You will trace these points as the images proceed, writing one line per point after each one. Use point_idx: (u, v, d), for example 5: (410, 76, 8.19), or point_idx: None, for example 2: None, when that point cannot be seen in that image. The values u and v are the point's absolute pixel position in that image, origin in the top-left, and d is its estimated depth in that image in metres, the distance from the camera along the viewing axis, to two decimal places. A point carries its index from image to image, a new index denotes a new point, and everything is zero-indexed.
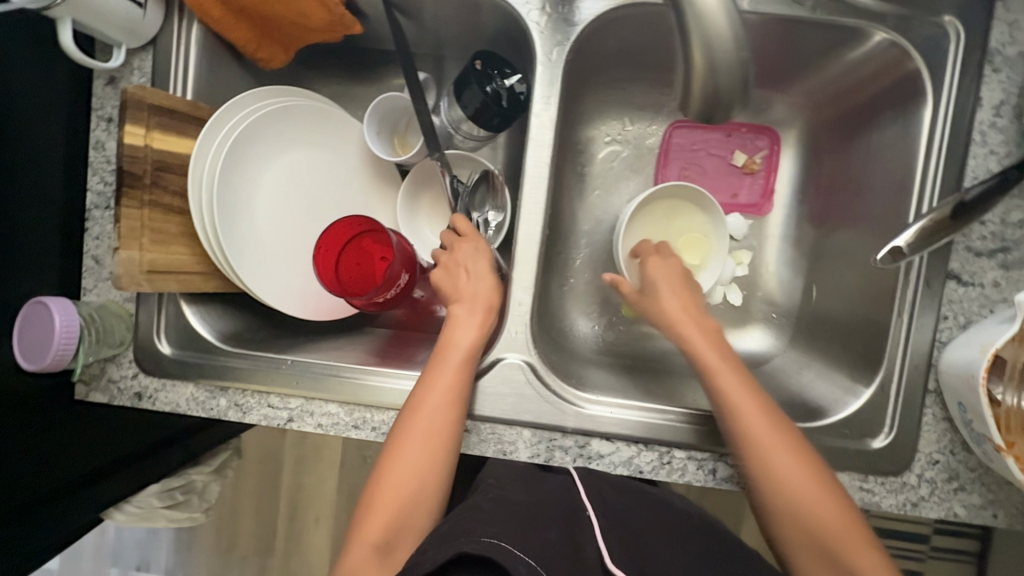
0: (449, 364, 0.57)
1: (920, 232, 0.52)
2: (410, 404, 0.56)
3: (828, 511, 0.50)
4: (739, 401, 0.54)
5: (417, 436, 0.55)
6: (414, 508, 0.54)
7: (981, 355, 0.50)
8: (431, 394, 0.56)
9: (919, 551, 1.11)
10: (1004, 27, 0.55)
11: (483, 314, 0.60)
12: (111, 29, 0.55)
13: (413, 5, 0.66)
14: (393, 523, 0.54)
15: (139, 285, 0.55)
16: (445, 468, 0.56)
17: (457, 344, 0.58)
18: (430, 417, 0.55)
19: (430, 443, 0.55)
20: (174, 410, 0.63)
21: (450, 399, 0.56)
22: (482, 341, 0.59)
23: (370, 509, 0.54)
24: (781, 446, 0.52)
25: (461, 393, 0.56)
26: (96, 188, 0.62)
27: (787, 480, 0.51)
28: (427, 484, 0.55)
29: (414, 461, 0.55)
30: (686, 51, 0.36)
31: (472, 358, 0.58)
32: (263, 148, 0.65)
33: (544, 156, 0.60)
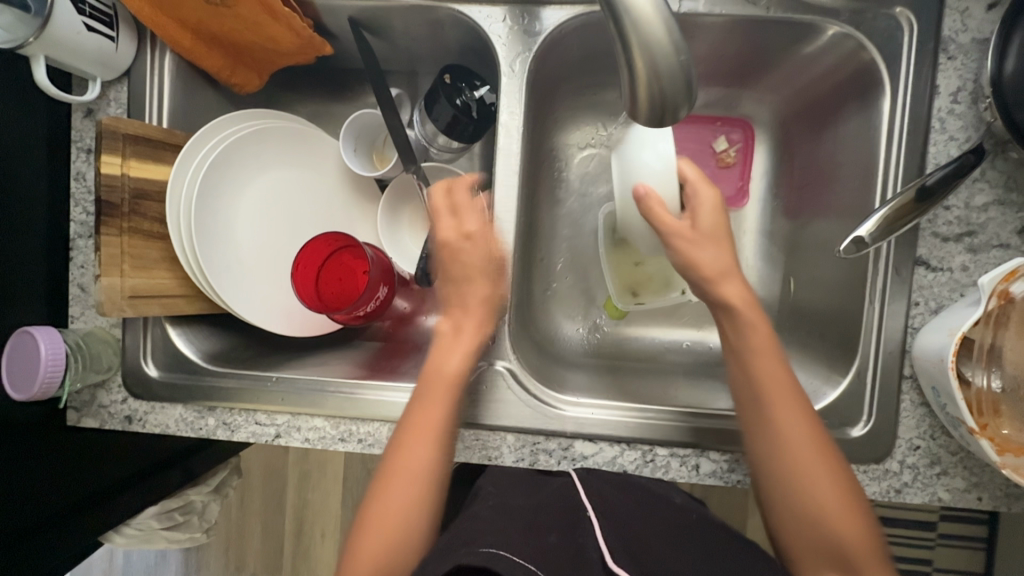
0: (439, 384, 0.57)
1: (883, 221, 0.53)
2: (401, 426, 0.57)
3: (832, 486, 0.52)
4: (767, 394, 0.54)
5: (410, 457, 0.55)
6: (410, 522, 0.55)
7: (949, 338, 0.50)
8: (422, 415, 0.56)
9: (927, 539, 1.10)
10: (956, 15, 0.56)
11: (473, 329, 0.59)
12: (85, 63, 0.57)
13: (380, 25, 0.67)
14: (393, 540, 0.54)
15: (122, 311, 0.56)
16: (438, 487, 0.56)
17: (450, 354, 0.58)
18: (421, 438, 0.55)
19: (422, 464, 0.55)
20: (164, 432, 0.64)
21: (446, 413, 0.56)
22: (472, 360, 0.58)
23: (371, 525, 0.55)
24: (805, 433, 0.53)
25: (451, 412, 0.57)
26: (78, 218, 0.63)
27: (799, 457, 0.52)
28: (422, 502, 0.55)
29: (408, 476, 0.55)
30: (628, 60, 0.37)
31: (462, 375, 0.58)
32: (241, 171, 0.67)
33: (512, 164, 0.61)
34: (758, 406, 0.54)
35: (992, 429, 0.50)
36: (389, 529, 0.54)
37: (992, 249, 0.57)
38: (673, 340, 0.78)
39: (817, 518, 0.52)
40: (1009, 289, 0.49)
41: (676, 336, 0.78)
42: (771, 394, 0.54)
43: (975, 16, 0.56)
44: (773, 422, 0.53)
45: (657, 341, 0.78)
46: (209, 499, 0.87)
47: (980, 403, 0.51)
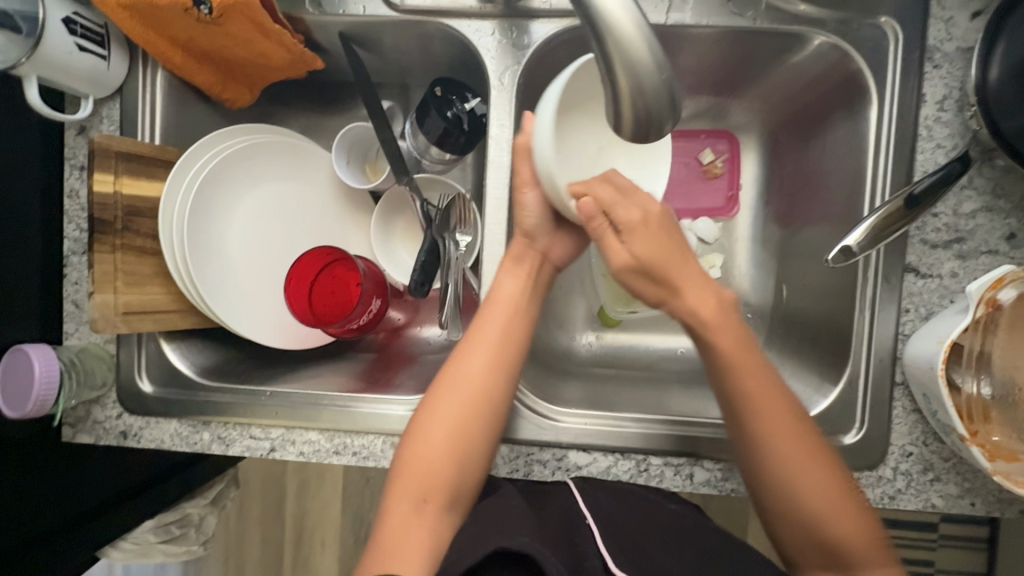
0: (492, 322, 0.59)
1: (871, 230, 0.53)
2: (450, 365, 0.58)
3: (829, 491, 0.51)
4: (745, 402, 0.53)
5: (453, 394, 0.56)
6: (443, 465, 0.55)
7: (938, 346, 0.51)
8: (473, 351, 0.58)
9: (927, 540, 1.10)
10: (940, 24, 0.57)
11: (529, 268, 0.61)
12: (77, 82, 0.58)
13: (371, 40, 0.67)
14: (426, 482, 0.54)
15: (115, 327, 0.56)
16: (482, 430, 0.56)
17: (503, 296, 0.59)
18: (468, 375, 0.57)
19: (466, 402, 0.56)
20: (160, 446, 0.64)
21: (498, 355, 0.57)
22: (525, 299, 0.60)
23: (404, 472, 0.55)
24: (791, 439, 0.52)
25: (504, 349, 0.58)
26: (72, 235, 0.63)
27: (789, 465, 0.52)
28: (462, 444, 0.55)
29: (452, 416, 0.56)
30: (612, 77, 0.37)
31: (517, 313, 0.59)
32: (235, 186, 0.67)
33: (503, 176, 0.62)
34: (735, 407, 0.54)
35: (983, 436, 0.51)
36: (423, 470, 0.55)
37: (982, 255, 0.57)
38: (667, 348, 0.78)
39: (812, 517, 0.51)
40: (997, 297, 0.49)
41: (671, 344, 0.78)
42: (755, 394, 0.53)
43: (960, 25, 0.57)
44: (756, 427, 0.53)
45: (652, 349, 0.78)
46: (206, 511, 0.87)
47: (972, 410, 0.51)
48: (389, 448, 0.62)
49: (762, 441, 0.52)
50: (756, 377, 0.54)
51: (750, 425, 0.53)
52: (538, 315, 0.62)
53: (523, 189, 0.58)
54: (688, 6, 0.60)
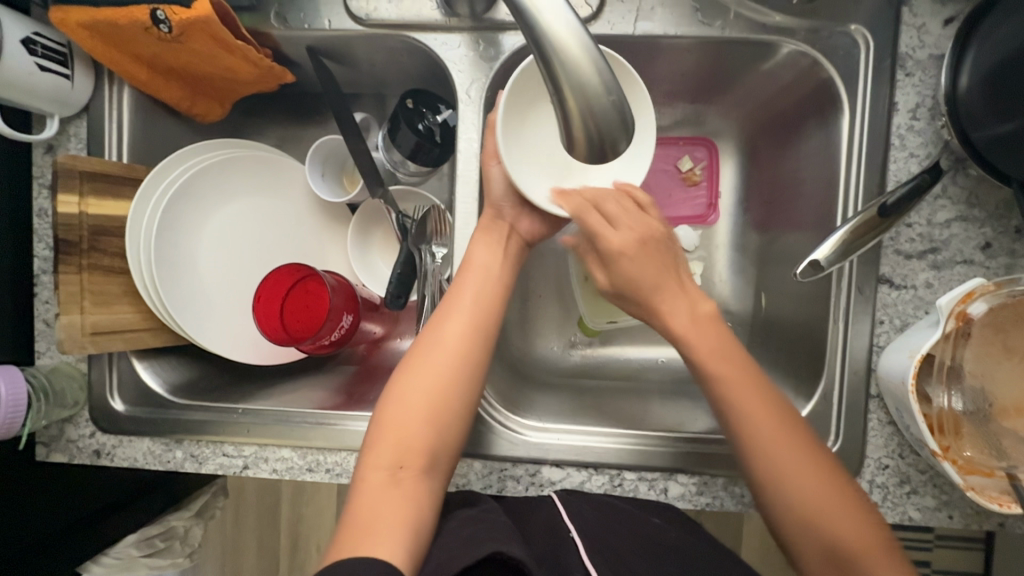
0: (470, 284, 0.57)
1: (841, 243, 0.52)
2: (426, 330, 0.56)
3: (803, 458, 0.48)
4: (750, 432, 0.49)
5: (428, 358, 0.54)
6: (420, 431, 0.52)
7: (909, 360, 0.50)
8: (450, 317, 0.56)
9: (925, 540, 1.06)
10: (912, 31, 0.56)
11: (501, 234, 0.59)
12: (42, 102, 0.57)
13: (341, 53, 0.67)
14: (403, 449, 0.52)
15: (83, 348, 0.56)
16: (460, 396, 0.54)
17: (476, 261, 0.58)
18: (444, 342, 0.55)
19: (442, 368, 0.54)
20: (133, 465, 0.64)
21: (477, 318, 0.56)
22: (500, 266, 0.58)
23: (379, 440, 0.52)
24: (744, 390, 0.50)
25: (480, 316, 0.56)
26: (42, 254, 0.63)
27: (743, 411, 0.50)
28: (440, 410, 0.53)
29: (426, 383, 0.54)
30: (560, 99, 0.37)
31: (492, 280, 0.57)
32: (205, 202, 0.67)
33: (472, 190, 0.61)
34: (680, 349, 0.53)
35: (954, 451, 0.50)
36: (399, 437, 0.52)
37: (957, 265, 0.56)
38: (647, 358, 0.78)
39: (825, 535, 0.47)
40: (968, 311, 0.49)
41: (651, 353, 0.78)
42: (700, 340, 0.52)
43: (931, 32, 0.56)
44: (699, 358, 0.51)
45: (633, 359, 0.78)
46: (192, 523, 0.87)
47: (943, 423, 0.51)
48: None
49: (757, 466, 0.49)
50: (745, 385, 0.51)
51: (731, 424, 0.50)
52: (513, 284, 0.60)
53: (490, 160, 0.58)
54: (657, 15, 0.59)
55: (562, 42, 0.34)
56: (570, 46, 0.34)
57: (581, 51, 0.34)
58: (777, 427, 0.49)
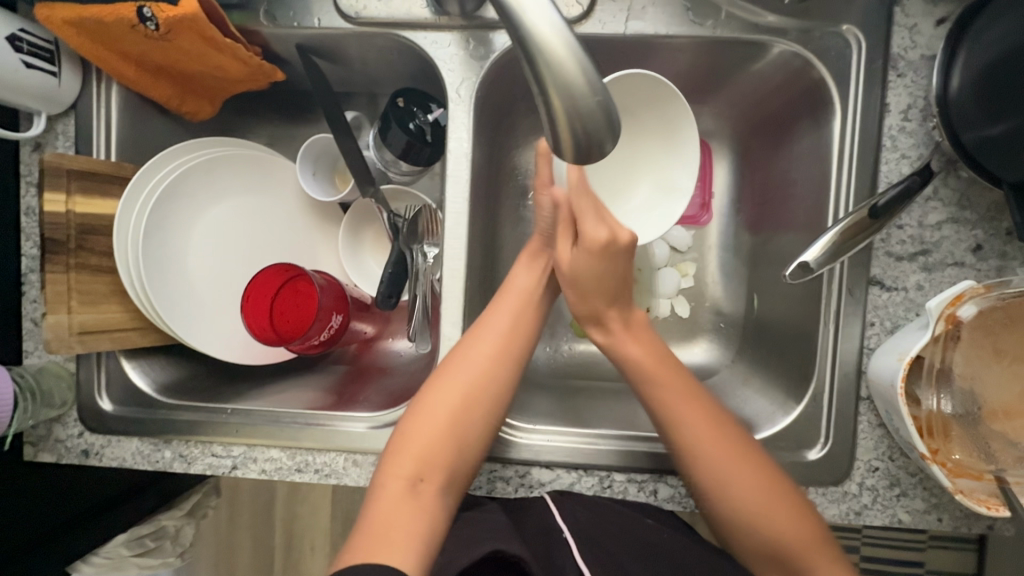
0: (504, 307, 0.58)
1: (831, 245, 0.52)
2: (457, 347, 0.57)
3: (741, 460, 0.52)
4: (703, 441, 0.53)
5: (458, 375, 0.55)
6: (444, 445, 0.53)
7: (899, 363, 0.50)
8: (484, 335, 0.56)
9: (918, 541, 1.06)
10: (904, 32, 0.55)
11: (544, 263, 0.60)
12: (28, 100, 0.57)
13: (331, 51, 0.66)
14: (426, 460, 0.52)
15: (70, 347, 0.56)
16: (487, 413, 0.55)
17: (514, 286, 0.59)
18: (478, 358, 0.55)
19: (473, 385, 0.54)
20: (121, 465, 0.64)
21: (510, 341, 0.57)
22: (538, 293, 0.60)
23: (401, 451, 0.53)
24: (681, 397, 0.54)
25: (514, 337, 0.57)
26: (30, 253, 0.62)
27: (681, 417, 0.54)
28: (467, 423, 0.54)
29: (452, 399, 0.54)
30: (546, 100, 0.36)
31: (528, 305, 0.59)
32: (194, 201, 0.66)
33: (463, 190, 0.61)
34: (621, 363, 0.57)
35: (943, 454, 0.50)
36: (423, 446, 0.52)
37: (947, 267, 0.56)
38: None
39: (768, 532, 0.51)
40: (957, 314, 0.48)
41: None
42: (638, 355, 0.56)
43: (924, 33, 0.55)
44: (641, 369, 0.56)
45: None
46: (183, 523, 0.86)
47: (931, 426, 0.51)
48: (350, 465, 0.61)
49: (706, 473, 0.52)
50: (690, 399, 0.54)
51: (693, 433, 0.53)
52: (545, 312, 0.61)
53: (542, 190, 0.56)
54: (648, 15, 0.59)
55: (548, 47, 0.34)
56: (556, 51, 0.34)
57: (568, 56, 0.34)
58: (716, 436, 0.53)
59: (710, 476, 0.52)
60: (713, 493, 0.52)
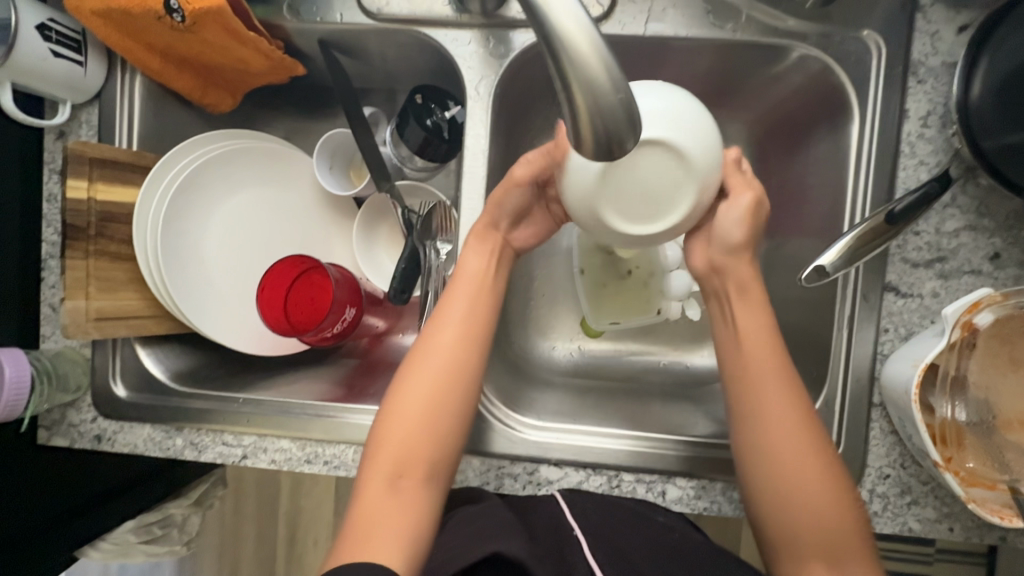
0: (460, 293, 0.58)
1: (847, 250, 0.52)
2: (421, 338, 0.57)
3: (794, 460, 0.50)
4: (778, 438, 0.51)
5: (425, 367, 0.55)
6: (420, 440, 0.53)
7: (913, 369, 0.49)
8: (441, 326, 0.57)
9: (924, 554, 1.04)
10: (925, 38, 0.55)
11: (494, 245, 0.60)
12: (54, 88, 0.58)
13: (352, 47, 0.67)
14: (403, 456, 0.52)
15: (87, 333, 0.56)
16: (459, 403, 0.55)
17: (465, 271, 0.59)
18: (440, 350, 0.56)
19: (440, 377, 0.55)
20: (133, 451, 0.64)
21: (468, 325, 0.57)
22: (491, 275, 0.60)
23: (378, 449, 0.53)
24: (762, 377, 0.52)
25: (472, 322, 0.57)
26: (50, 239, 0.63)
27: (766, 401, 0.52)
28: (439, 416, 0.54)
29: (423, 390, 0.54)
30: (569, 97, 0.36)
31: (483, 288, 0.59)
32: (212, 192, 0.67)
33: (479, 186, 0.61)
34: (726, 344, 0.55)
35: (957, 463, 0.49)
36: (400, 443, 0.53)
37: (964, 275, 0.56)
38: (649, 360, 0.77)
39: (786, 534, 0.50)
40: (974, 321, 0.48)
41: (653, 356, 0.78)
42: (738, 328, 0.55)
43: (945, 39, 0.55)
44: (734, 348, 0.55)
45: (635, 361, 0.78)
46: (190, 512, 0.87)
47: (946, 434, 0.50)
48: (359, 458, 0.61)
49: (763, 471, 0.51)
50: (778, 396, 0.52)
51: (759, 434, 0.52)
52: (503, 293, 0.61)
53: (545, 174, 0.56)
54: (668, 17, 0.59)
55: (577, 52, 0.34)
56: (585, 58, 0.35)
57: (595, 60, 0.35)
58: (792, 429, 0.51)
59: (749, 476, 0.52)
60: (763, 492, 0.51)
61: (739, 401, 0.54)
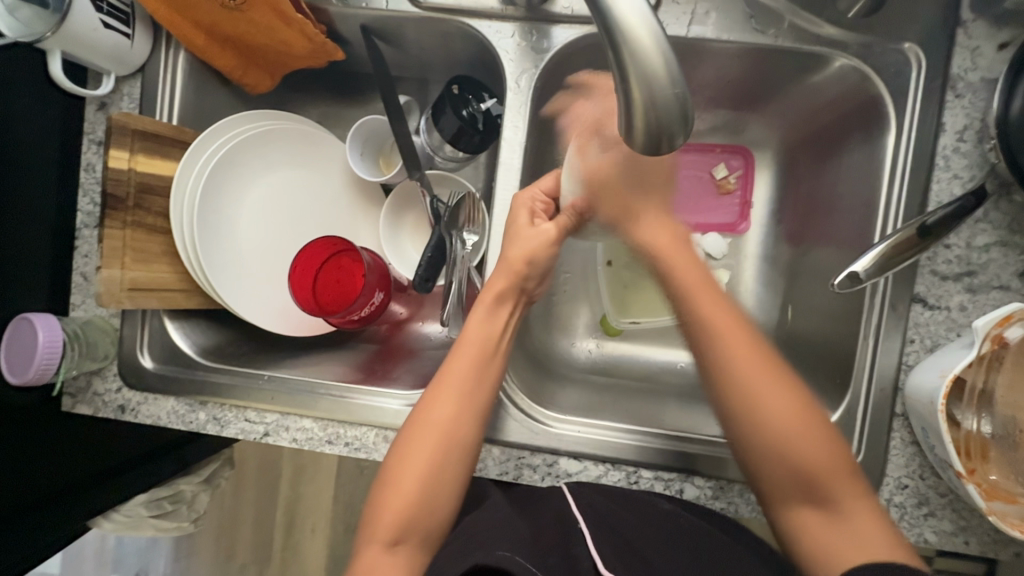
0: (468, 358, 0.57)
1: (879, 258, 0.53)
2: (424, 402, 0.56)
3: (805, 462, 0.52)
4: (779, 424, 0.51)
5: (426, 437, 0.54)
6: (417, 511, 0.53)
7: (940, 380, 0.50)
8: (444, 393, 0.56)
9: None
10: (966, 53, 0.56)
11: (509, 305, 0.59)
12: (101, 59, 0.59)
13: (393, 34, 0.68)
14: (400, 527, 0.53)
15: (120, 302, 0.57)
16: (456, 474, 0.55)
17: (478, 335, 0.57)
18: (442, 421, 0.55)
19: (441, 449, 0.54)
20: (156, 423, 0.64)
21: (475, 394, 0.56)
22: (501, 339, 0.58)
23: (377, 516, 0.54)
24: (762, 376, 0.52)
25: (473, 389, 0.56)
26: (85, 209, 0.64)
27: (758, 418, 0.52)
28: (439, 486, 0.54)
29: (422, 463, 0.54)
30: (625, 88, 0.37)
31: (493, 352, 0.57)
32: (245, 171, 0.68)
33: (513, 179, 0.62)
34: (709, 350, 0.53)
35: (980, 475, 0.50)
36: (398, 516, 0.53)
37: (993, 290, 0.56)
38: (667, 361, 0.78)
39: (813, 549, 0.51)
40: (1004, 334, 0.48)
41: (670, 356, 0.78)
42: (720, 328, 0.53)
43: (986, 55, 0.56)
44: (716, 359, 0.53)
45: (653, 361, 0.78)
46: (199, 489, 0.88)
47: (969, 446, 0.51)
48: (381, 441, 0.62)
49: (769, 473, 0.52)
50: (760, 377, 0.52)
51: (751, 419, 0.52)
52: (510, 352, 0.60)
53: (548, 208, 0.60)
54: (711, 20, 0.60)
55: (646, 64, 0.35)
56: (655, 66, 0.35)
57: (663, 72, 0.35)
58: (814, 418, 0.52)
59: (762, 478, 0.53)
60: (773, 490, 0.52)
61: (743, 410, 0.52)
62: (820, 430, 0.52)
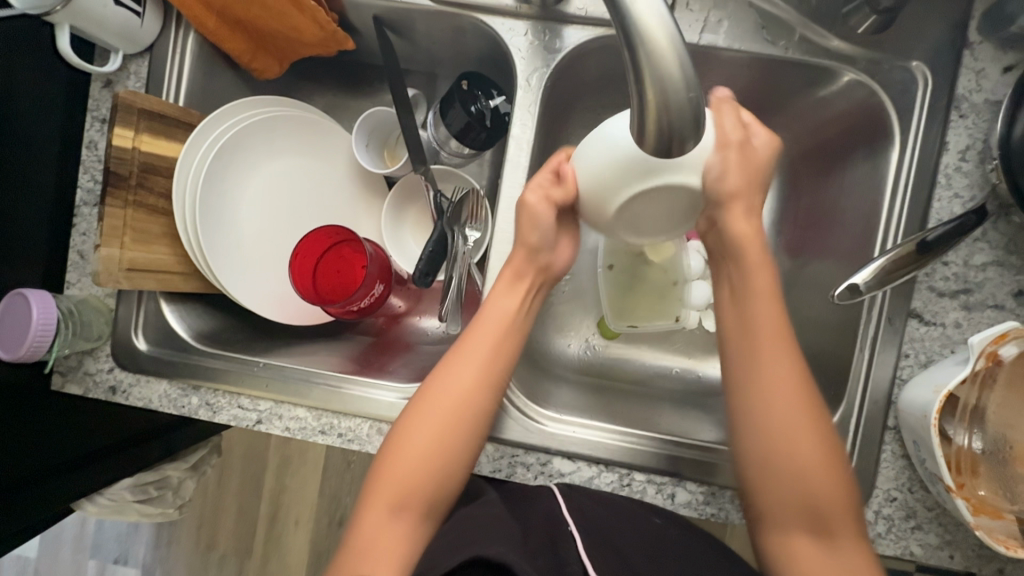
0: (484, 334, 0.58)
1: (878, 272, 0.53)
2: (438, 373, 0.57)
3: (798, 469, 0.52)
4: (787, 431, 0.53)
5: (436, 408, 0.56)
6: (420, 478, 0.54)
7: (934, 395, 0.50)
8: (457, 366, 0.57)
9: None
10: (971, 74, 0.57)
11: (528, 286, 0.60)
12: (110, 36, 0.58)
13: (405, 26, 0.67)
14: (403, 493, 0.54)
15: (117, 282, 0.56)
16: (463, 447, 0.55)
17: (497, 313, 0.59)
18: (453, 392, 0.56)
19: (449, 420, 0.55)
20: (147, 406, 0.63)
21: (488, 369, 0.57)
22: (518, 319, 0.59)
23: (379, 482, 0.55)
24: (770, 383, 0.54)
25: (488, 365, 0.57)
26: (85, 185, 0.63)
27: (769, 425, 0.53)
28: (445, 457, 0.55)
29: (429, 433, 0.55)
30: (639, 89, 0.37)
31: (511, 330, 0.59)
32: (249, 156, 0.67)
33: (519, 176, 0.62)
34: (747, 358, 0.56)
35: (969, 489, 0.51)
36: (401, 481, 0.54)
37: (987, 309, 0.57)
38: (662, 366, 0.78)
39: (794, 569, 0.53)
40: (998, 352, 0.49)
41: (666, 362, 0.78)
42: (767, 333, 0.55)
43: (990, 78, 0.57)
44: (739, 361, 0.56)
45: (648, 365, 0.78)
46: (185, 475, 0.87)
47: (960, 461, 0.52)
48: (374, 433, 0.61)
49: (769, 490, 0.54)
50: (768, 389, 0.54)
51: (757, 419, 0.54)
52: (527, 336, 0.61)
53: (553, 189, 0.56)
54: (722, 29, 0.60)
55: (662, 71, 0.35)
56: (671, 68, 0.35)
57: (680, 81, 0.35)
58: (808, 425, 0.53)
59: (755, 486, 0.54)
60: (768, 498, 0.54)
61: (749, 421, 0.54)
62: (816, 441, 0.53)
